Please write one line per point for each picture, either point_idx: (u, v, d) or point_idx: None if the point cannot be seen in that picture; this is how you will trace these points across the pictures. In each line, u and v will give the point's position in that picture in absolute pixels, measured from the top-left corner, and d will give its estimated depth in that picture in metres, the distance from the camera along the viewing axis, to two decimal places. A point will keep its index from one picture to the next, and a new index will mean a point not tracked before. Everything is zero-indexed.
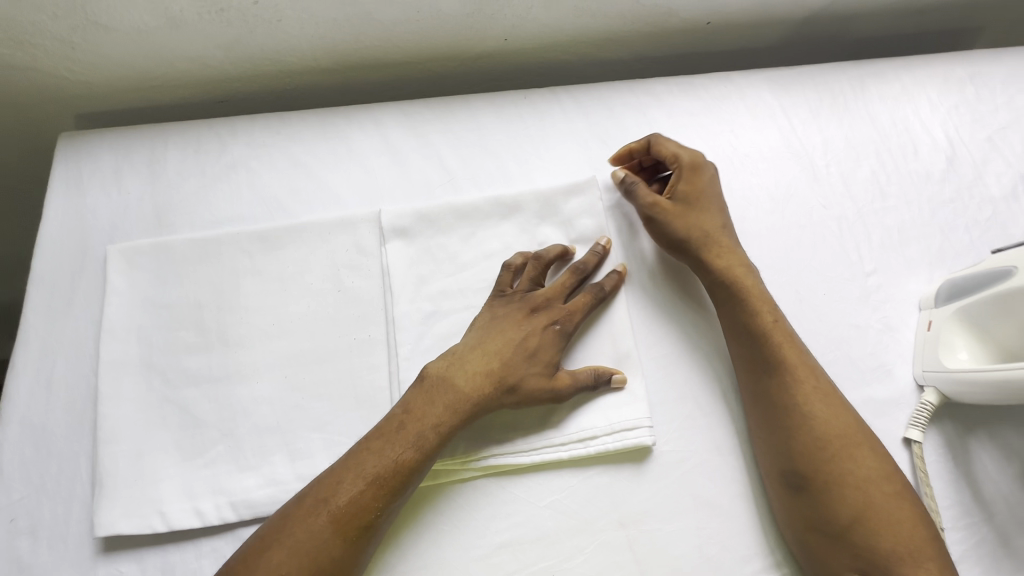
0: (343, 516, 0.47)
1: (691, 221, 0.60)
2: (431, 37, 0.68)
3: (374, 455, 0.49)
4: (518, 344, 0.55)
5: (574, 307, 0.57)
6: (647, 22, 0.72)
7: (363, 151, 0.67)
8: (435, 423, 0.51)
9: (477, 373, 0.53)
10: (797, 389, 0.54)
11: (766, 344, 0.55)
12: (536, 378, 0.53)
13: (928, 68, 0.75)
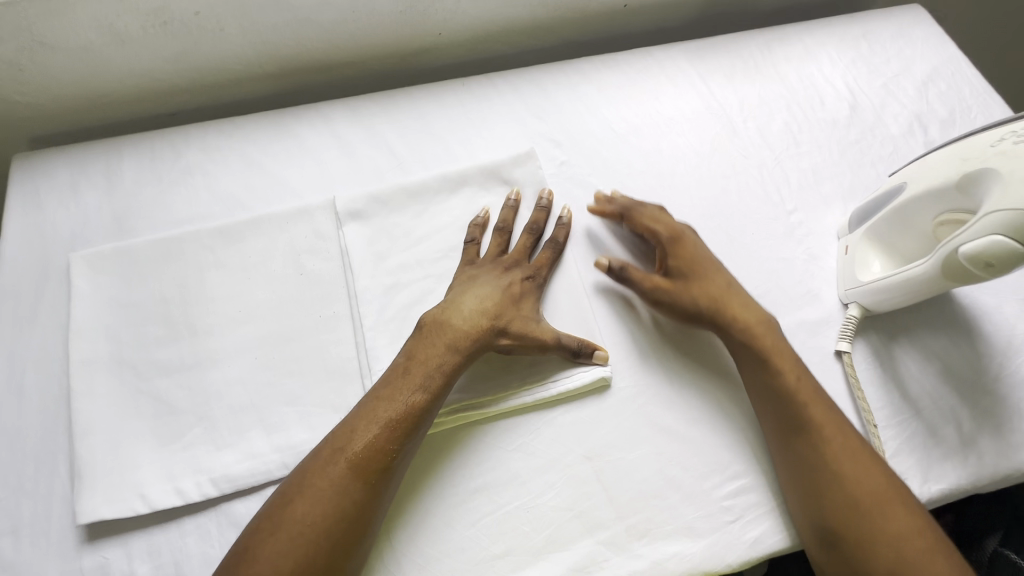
0: (360, 462, 0.49)
1: (695, 293, 0.60)
2: (369, 36, 0.73)
3: (387, 401, 0.52)
4: (503, 292, 0.59)
5: (538, 263, 0.62)
6: (569, 8, 0.78)
7: (313, 146, 0.70)
8: (438, 363, 0.54)
9: (471, 315, 0.57)
10: (825, 446, 0.53)
11: (794, 403, 0.55)
12: (523, 324, 0.58)
13: (825, 30, 0.83)
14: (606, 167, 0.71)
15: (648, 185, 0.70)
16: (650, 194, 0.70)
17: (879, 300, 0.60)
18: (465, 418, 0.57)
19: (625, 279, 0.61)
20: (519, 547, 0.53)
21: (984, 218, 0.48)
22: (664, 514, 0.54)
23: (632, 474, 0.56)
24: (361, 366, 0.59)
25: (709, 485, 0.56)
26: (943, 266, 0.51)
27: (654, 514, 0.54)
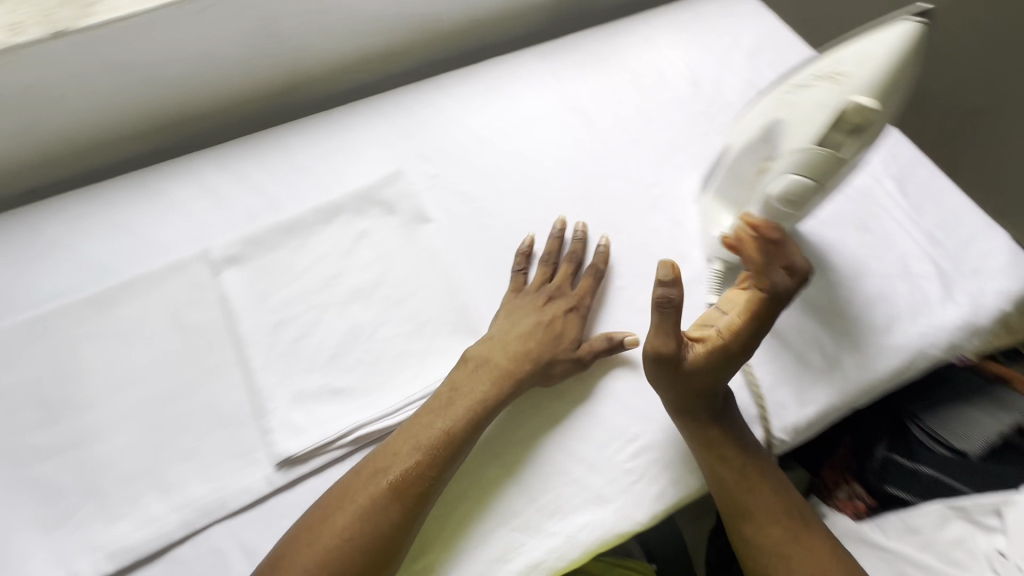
0: (399, 486, 0.52)
1: (683, 391, 0.55)
2: (223, 84, 0.73)
3: (427, 428, 0.55)
4: (542, 328, 0.61)
5: (583, 293, 0.65)
6: (420, 31, 0.82)
7: (181, 199, 0.70)
8: (478, 398, 0.57)
9: (512, 353, 0.60)
10: (768, 527, 0.56)
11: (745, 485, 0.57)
12: (565, 358, 0.60)
13: (661, 18, 0.90)
14: (476, 173, 0.74)
15: (518, 183, 0.74)
16: (521, 191, 0.73)
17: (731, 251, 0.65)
18: (366, 437, 0.57)
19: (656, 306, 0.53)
20: (439, 550, 0.54)
21: (782, 163, 0.55)
22: (571, 488, 0.57)
23: (537, 457, 0.58)
24: (254, 408, 0.58)
25: (610, 452, 0.58)
26: (765, 209, 0.57)
27: (562, 490, 0.56)
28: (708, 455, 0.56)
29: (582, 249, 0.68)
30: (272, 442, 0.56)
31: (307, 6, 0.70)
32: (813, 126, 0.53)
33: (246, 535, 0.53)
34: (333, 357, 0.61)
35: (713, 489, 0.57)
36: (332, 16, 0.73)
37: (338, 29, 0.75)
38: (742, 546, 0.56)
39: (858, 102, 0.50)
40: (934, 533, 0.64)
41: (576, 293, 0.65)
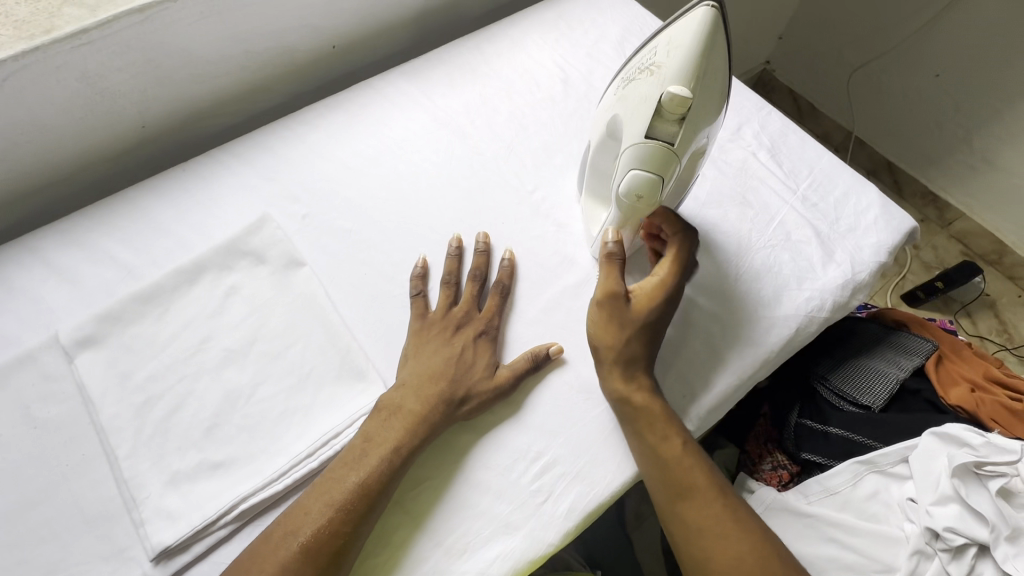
0: (310, 548, 0.49)
1: (617, 342, 0.60)
2: (56, 153, 0.68)
3: (340, 482, 0.52)
4: (453, 360, 0.59)
5: (490, 314, 0.63)
6: (274, 66, 0.78)
7: (26, 285, 0.64)
8: (395, 445, 0.54)
9: (426, 395, 0.57)
10: (703, 506, 0.55)
11: (684, 466, 0.56)
12: (484, 381, 0.59)
13: (526, 19, 0.89)
14: (350, 206, 0.71)
15: (395, 210, 0.71)
16: (399, 217, 0.71)
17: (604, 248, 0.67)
18: (253, 509, 0.54)
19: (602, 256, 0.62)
20: None
21: (626, 162, 0.57)
22: (480, 521, 0.54)
23: (440, 496, 0.55)
24: (125, 501, 0.53)
25: (515, 475, 0.56)
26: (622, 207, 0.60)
27: (470, 525, 0.54)
28: (644, 432, 0.57)
29: (485, 264, 0.66)
30: (146, 535, 0.51)
31: (134, 55, 0.65)
32: (642, 122, 0.55)
33: None
34: (209, 428, 0.57)
35: (650, 470, 0.56)
36: (166, 62, 0.68)
37: (178, 75, 0.71)
38: (675, 529, 0.55)
39: (673, 95, 0.52)
40: (851, 492, 0.65)
41: (484, 315, 0.63)
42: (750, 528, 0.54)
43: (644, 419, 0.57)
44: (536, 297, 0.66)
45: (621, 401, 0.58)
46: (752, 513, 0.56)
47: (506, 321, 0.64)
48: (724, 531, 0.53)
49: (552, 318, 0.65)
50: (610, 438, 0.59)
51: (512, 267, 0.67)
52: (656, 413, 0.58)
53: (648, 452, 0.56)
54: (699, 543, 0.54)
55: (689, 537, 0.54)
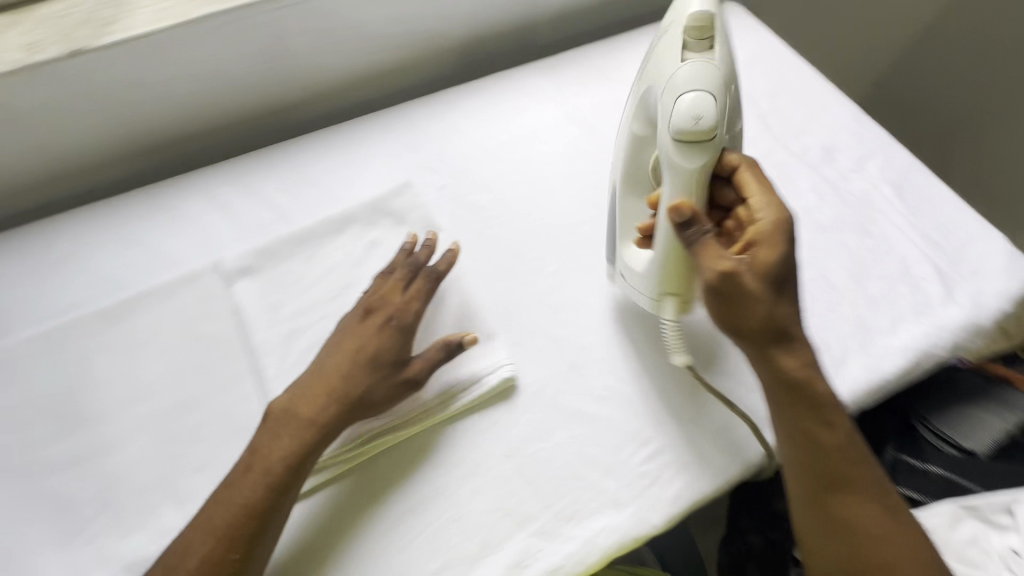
0: (213, 562, 0.48)
1: (760, 315, 0.52)
2: (232, 99, 0.75)
3: (215, 507, 0.50)
4: (355, 353, 0.57)
5: (409, 302, 0.61)
6: (425, 48, 0.84)
7: (195, 214, 0.71)
8: (230, 482, 0.52)
9: (317, 398, 0.55)
10: (851, 495, 0.53)
11: (839, 456, 0.53)
12: (387, 381, 0.57)
13: (659, 33, 0.93)
14: (482, 185, 0.76)
15: (523, 193, 0.75)
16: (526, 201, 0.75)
17: (637, 267, 0.61)
18: (380, 444, 0.58)
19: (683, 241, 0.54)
20: (453, 557, 0.54)
21: (641, 128, 0.58)
22: (587, 492, 0.57)
23: (551, 463, 0.58)
24: None
25: (623, 456, 0.59)
26: (652, 177, 0.59)
27: (577, 495, 0.57)
28: (796, 412, 0.54)
29: (412, 248, 0.64)
30: None
31: (317, 21, 0.71)
32: (674, 48, 0.53)
33: None
34: None
35: (795, 451, 0.54)
36: (341, 32, 0.75)
37: (347, 45, 0.77)
38: (814, 514, 0.54)
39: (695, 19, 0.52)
40: (947, 533, 0.63)
41: (398, 302, 0.61)
42: (898, 530, 0.52)
43: (803, 404, 0.54)
44: None
45: (778, 380, 0.54)
46: (903, 514, 0.53)
47: (623, 311, 0.67)
48: (868, 526, 0.52)
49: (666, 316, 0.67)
50: (718, 437, 0.60)
51: (450, 259, 0.64)
52: (817, 398, 0.54)
53: (797, 438, 0.54)
54: (837, 535, 0.52)
55: (824, 526, 0.53)
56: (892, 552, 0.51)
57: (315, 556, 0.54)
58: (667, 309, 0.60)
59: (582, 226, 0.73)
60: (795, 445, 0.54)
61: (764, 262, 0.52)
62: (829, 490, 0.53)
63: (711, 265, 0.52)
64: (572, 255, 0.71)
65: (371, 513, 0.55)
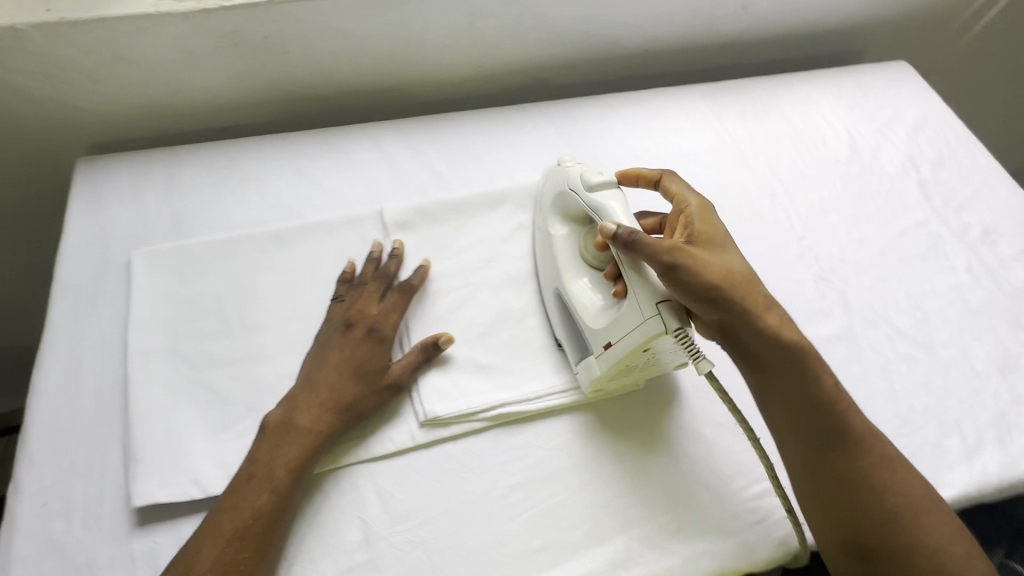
0: (231, 561, 0.48)
1: (728, 276, 0.53)
2: (417, 66, 0.79)
3: (238, 505, 0.50)
4: (346, 363, 0.57)
5: (389, 312, 0.61)
6: (596, 52, 0.87)
7: (364, 164, 0.75)
8: (261, 475, 0.52)
9: (314, 408, 0.55)
10: (851, 459, 0.53)
11: (817, 412, 0.53)
12: (376, 394, 0.57)
13: (824, 79, 0.92)
14: (632, 193, 0.77)
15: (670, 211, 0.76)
16: None
17: (609, 322, 0.56)
18: (507, 416, 0.60)
19: (632, 249, 0.53)
20: (555, 541, 0.55)
21: (560, 230, 0.65)
22: (696, 513, 0.57)
23: (665, 475, 0.59)
24: None
25: (735, 486, 0.59)
26: (581, 254, 0.63)
27: (687, 513, 0.57)
28: (775, 375, 0.55)
29: (397, 261, 0.66)
30: (421, 400, 0.58)
31: (512, 9, 0.75)
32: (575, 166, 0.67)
33: (385, 483, 0.56)
34: (482, 334, 0.64)
35: (781, 418, 0.55)
36: (529, 23, 0.78)
37: (530, 35, 0.80)
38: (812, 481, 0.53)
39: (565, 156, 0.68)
40: None
41: (379, 311, 0.61)
42: (898, 482, 0.52)
43: (776, 362, 0.54)
44: None
45: (756, 347, 0.54)
46: (897, 464, 0.53)
47: None
48: (865, 482, 0.52)
49: None
50: None
51: (422, 274, 0.65)
52: (792, 352, 0.54)
53: (778, 408, 0.55)
54: (847, 507, 0.52)
55: (824, 493, 0.53)
56: (897, 504, 0.51)
57: (430, 507, 0.55)
58: (659, 322, 0.52)
59: None
60: (779, 413, 0.55)
61: (714, 234, 0.57)
62: (823, 454, 0.53)
63: (663, 247, 0.52)
64: None
65: (487, 478, 0.57)
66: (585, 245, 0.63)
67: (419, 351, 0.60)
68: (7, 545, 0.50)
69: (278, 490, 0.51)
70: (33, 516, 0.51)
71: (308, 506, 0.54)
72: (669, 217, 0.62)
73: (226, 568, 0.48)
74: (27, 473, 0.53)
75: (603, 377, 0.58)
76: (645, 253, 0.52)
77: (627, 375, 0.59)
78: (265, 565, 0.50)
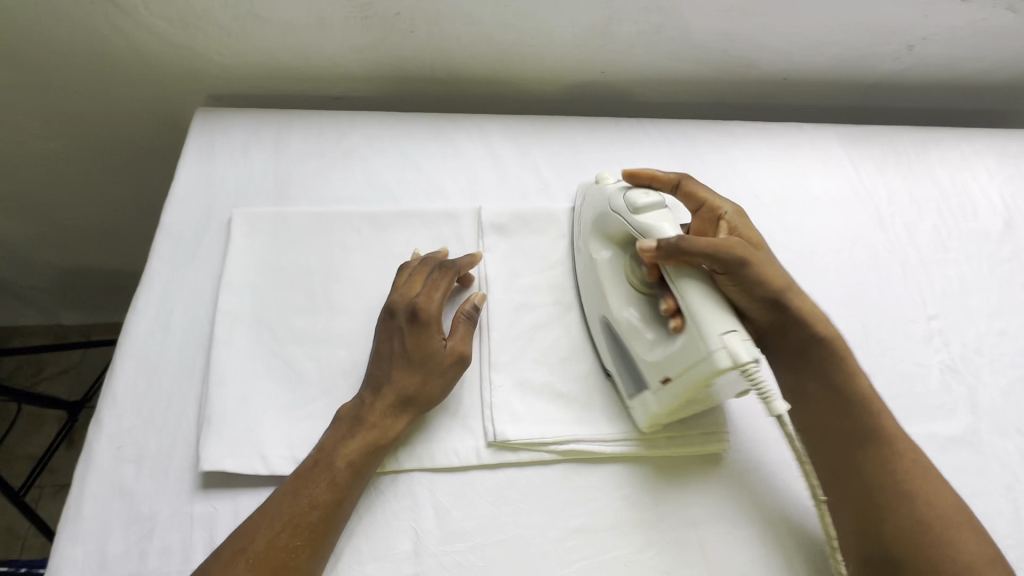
0: (285, 549, 0.46)
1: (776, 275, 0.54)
2: (539, 63, 0.75)
3: (301, 492, 0.49)
4: (399, 352, 0.55)
5: (430, 291, 0.58)
6: (730, 73, 0.80)
7: (469, 157, 0.73)
8: (325, 463, 0.50)
9: (380, 400, 0.53)
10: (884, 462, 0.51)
11: (850, 410, 0.53)
12: (436, 382, 0.55)
13: (985, 140, 0.81)
14: None
15: (785, 261, 0.70)
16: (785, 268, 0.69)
17: (666, 355, 0.51)
18: (578, 453, 0.56)
19: (681, 257, 0.50)
20: None
21: (602, 252, 0.60)
22: None
23: (739, 553, 0.54)
24: (480, 377, 0.59)
25: None
26: (626, 280, 0.57)
27: None
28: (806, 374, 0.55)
29: (441, 255, 0.63)
30: (492, 419, 0.56)
31: (655, 16, 0.70)
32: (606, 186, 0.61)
33: (442, 497, 0.53)
34: (563, 359, 0.61)
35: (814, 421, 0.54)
36: (668, 33, 0.73)
37: (665, 47, 0.75)
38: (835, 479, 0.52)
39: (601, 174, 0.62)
40: None
41: (420, 293, 0.58)
42: (932, 493, 0.50)
43: (813, 358, 0.55)
44: None
45: (797, 343, 0.55)
46: (929, 474, 0.51)
47: None
48: (895, 486, 0.50)
49: None
50: None
51: (472, 261, 0.62)
52: (829, 350, 0.54)
53: (810, 407, 0.54)
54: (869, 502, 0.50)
55: (852, 499, 0.51)
56: (928, 515, 0.48)
57: (485, 533, 0.52)
58: (725, 356, 0.46)
59: (839, 320, 0.66)
60: (811, 414, 0.55)
61: (755, 239, 0.58)
62: (851, 454, 0.52)
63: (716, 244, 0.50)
64: None
65: (549, 514, 0.54)
66: (630, 268, 0.57)
67: (466, 323, 0.59)
68: (81, 480, 0.51)
69: (340, 483, 0.50)
70: (108, 457, 0.52)
71: (364, 505, 0.52)
72: (700, 220, 0.60)
73: (277, 555, 0.46)
74: (109, 413, 0.54)
75: (661, 412, 0.53)
76: (697, 257, 0.50)
77: (687, 408, 0.54)
78: (316, 560, 0.47)
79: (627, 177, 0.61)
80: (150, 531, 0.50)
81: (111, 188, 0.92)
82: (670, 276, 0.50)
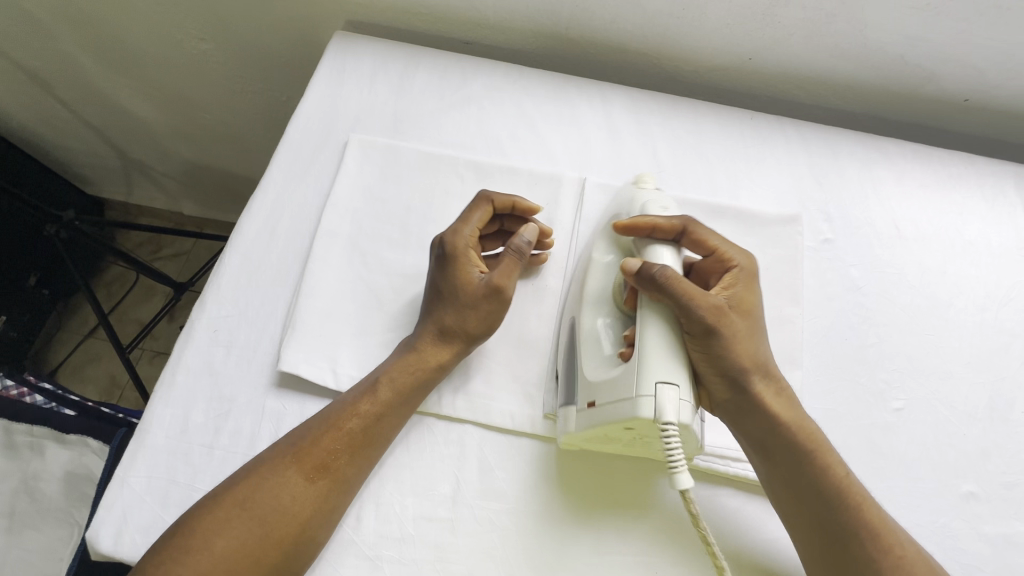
0: (325, 454, 0.48)
1: (750, 350, 0.50)
2: (681, 37, 0.70)
3: (349, 410, 0.50)
4: (436, 287, 0.56)
5: (460, 227, 0.56)
6: (900, 83, 0.70)
7: (586, 124, 0.70)
8: (373, 383, 0.52)
9: (427, 333, 0.54)
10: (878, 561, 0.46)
11: (832, 507, 0.48)
12: (471, 314, 0.54)
13: None
14: (874, 265, 0.63)
15: (913, 305, 0.62)
16: (910, 312, 0.61)
17: (601, 378, 0.48)
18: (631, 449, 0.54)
19: (654, 289, 0.47)
20: None
21: (604, 254, 0.55)
22: None
23: None
24: (550, 350, 0.59)
25: None
26: (612, 293, 0.53)
27: None
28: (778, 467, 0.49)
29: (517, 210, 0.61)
30: (553, 392, 0.56)
31: (829, 3, 0.62)
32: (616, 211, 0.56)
33: (488, 454, 0.54)
34: None
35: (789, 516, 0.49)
36: (837, 25, 0.64)
37: (831, 41, 0.66)
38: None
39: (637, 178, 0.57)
40: None
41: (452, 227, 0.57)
42: None
43: (779, 449, 0.49)
44: (1007, 521, 0.52)
45: (762, 432, 0.50)
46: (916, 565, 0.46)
47: (958, 510, 0.52)
48: None
49: (1012, 558, 0.50)
50: None
51: (523, 204, 0.59)
52: (803, 440, 0.49)
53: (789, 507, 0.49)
54: None
55: None
56: None
57: (522, 499, 0.52)
58: (650, 406, 0.44)
59: (961, 385, 0.58)
60: (783, 501, 0.49)
61: (749, 305, 0.51)
62: (837, 549, 0.47)
63: (699, 302, 0.47)
64: (933, 407, 0.57)
65: (590, 502, 0.52)
66: (619, 281, 0.53)
67: (513, 254, 0.55)
68: (180, 351, 0.56)
69: (381, 398, 0.51)
70: (204, 337, 0.57)
71: (414, 440, 0.54)
72: (703, 265, 0.55)
73: (320, 456, 0.48)
74: (212, 297, 0.59)
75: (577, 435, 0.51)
76: (669, 298, 0.47)
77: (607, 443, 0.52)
78: (356, 471, 0.49)
79: (620, 223, 0.53)
80: (228, 411, 0.54)
81: (244, 96, 0.99)
82: (641, 303, 0.49)
